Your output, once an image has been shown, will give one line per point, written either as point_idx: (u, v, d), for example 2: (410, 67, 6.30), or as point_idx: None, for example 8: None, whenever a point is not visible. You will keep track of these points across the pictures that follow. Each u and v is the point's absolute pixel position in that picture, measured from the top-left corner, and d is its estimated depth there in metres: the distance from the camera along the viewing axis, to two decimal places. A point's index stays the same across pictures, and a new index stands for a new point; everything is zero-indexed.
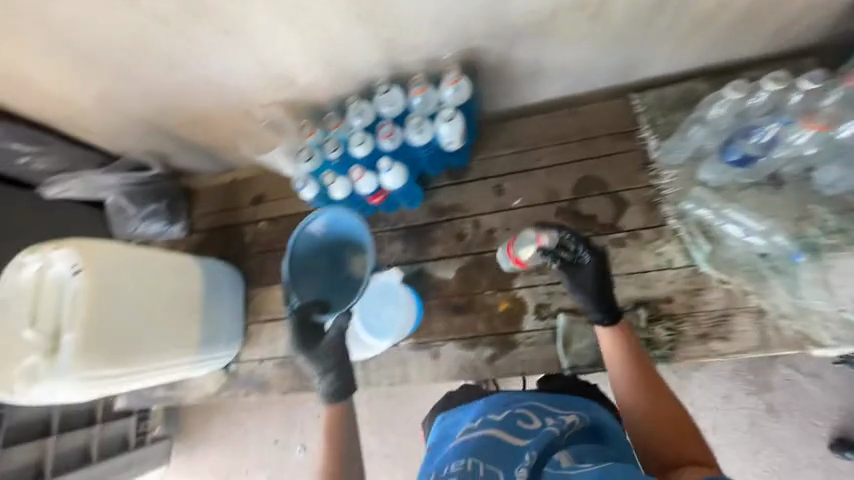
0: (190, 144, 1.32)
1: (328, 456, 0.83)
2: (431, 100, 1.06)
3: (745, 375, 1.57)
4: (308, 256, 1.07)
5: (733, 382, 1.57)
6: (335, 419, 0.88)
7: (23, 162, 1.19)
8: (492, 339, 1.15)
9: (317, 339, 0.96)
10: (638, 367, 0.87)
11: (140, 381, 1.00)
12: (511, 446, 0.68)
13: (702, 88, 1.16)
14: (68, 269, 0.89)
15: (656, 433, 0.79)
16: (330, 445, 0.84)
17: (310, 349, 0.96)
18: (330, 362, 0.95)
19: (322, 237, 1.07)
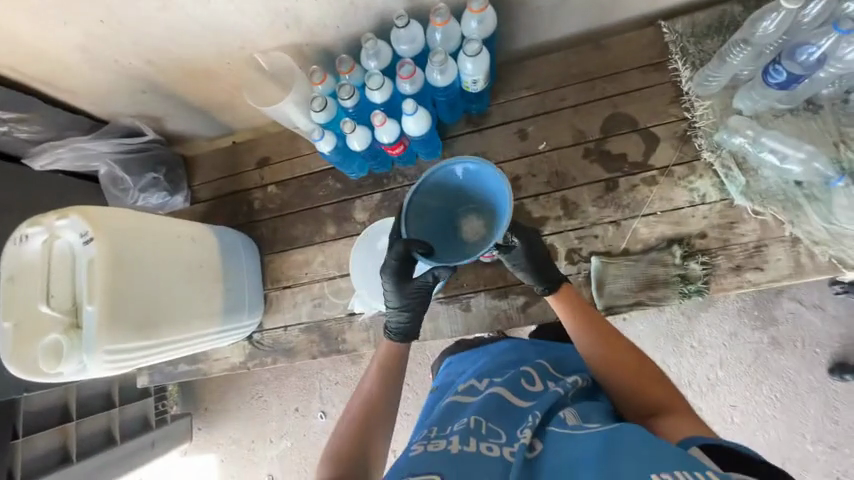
0: (185, 103, 1.21)
1: (384, 383, 0.86)
2: (452, 34, 0.98)
3: (752, 312, 1.60)
4: (439, 194, 0.98)
5: (739, 319, 1.61)
6: (396, 356, 0.92)
7: (3, 131, 1.09)
8: (524, 288, 1.12)
9: (409, 279, 0.94)
10: (590, 328, 0.85)
11: (169, 351, 0.96)
12: (514, 401, 0.71)
13: (736, 12, 1.11)
14: (79, 239, 0.82)
15: (640, 399, 0.75)
16: (390, 375, 0.88)
17: (399, 284, 0.94)
18: (412, 303, 0.95)
19: (459, 180, 0.97)
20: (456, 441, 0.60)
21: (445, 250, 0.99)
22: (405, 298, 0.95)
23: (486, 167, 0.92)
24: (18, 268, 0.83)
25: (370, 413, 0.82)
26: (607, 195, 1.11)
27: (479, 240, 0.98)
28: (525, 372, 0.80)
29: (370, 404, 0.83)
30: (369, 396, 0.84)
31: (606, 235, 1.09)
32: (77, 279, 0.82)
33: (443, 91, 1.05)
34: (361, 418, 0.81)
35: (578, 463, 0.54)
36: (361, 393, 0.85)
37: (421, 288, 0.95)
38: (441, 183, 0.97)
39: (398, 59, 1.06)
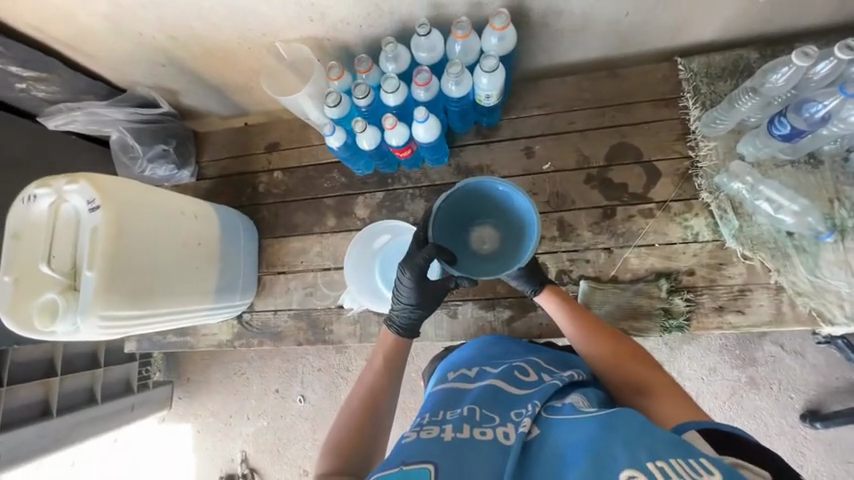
0: (203, 80, 1.23)
1: (385, 376, 0.87)
2: (472, 48, 1.00)
3: (733, 350, 1.64)
4: (466, 202, 0.97)
5: (720, 356, 1.64)
6: (397, 350, 0.93)
7: (22, 87, 1.11)
8: (511, 302, 1.15)
9: (425, 281, 0.96)
10: (583, 324, 0.91)
11: (159, 319, 0.97)
12: (510, 392, 0.71)
13: (752, 58, 1.12)
14: (86, 205, 0.85)
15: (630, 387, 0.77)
16: (390, 368, 0.89)
17: (417, 284, 0.95)
18: (421, 305, 0.97)
19: (488, 193, 0.95)
20: (449, 430, 0.60)
21: (465, 260, 0.97)
22: (418, 298, 0.97)
23: (522, 193, 0.91)
24: (24, 226, 0.86)
25: (371, 406, 0.82)
26: (603, 222, 1.13)
27: (496, 257, 0.97)
28: (518, 366, 0.80)
29: (370, 398, 0.83)
30: (369, 389, 0.85)
31: (597, 261, 1.12)
32: (79, 241, 0.85)
33: (456, 101, 1.07)
34: (361, 410, 0.81)
35: (572, 450, 0.53)
36: (361, 386, 0.86)
37: (435, 293, 0.98)
38: (470, 194, 0.96)
39: (416, 65, 1.07)
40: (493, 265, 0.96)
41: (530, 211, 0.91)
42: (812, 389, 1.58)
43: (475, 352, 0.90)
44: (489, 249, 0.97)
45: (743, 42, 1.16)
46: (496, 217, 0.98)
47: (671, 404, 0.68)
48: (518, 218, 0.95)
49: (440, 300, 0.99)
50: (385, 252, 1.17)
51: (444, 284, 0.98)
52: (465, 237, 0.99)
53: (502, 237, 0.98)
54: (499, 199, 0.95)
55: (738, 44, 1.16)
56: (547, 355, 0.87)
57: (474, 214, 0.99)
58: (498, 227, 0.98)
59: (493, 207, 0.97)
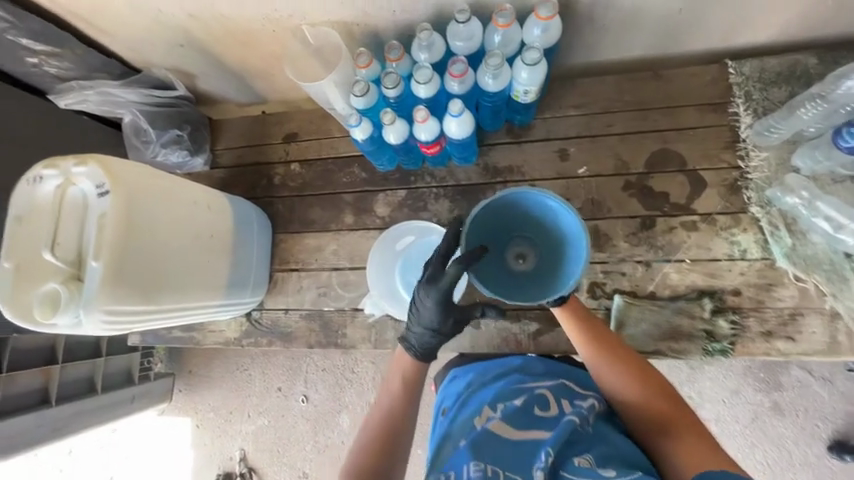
0: (221, 64, 1.17)
1: (399, 402, 0.80)
2: (512, 39, 0.93)
3: (758, 373, 1.55)
4: (505, 213, 0.91)
5: (745, 378, 1.55)
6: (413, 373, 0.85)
7: (33, 62, 1.05)
8: (538, 314, 1.08)
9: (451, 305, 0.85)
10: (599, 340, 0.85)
11: (168, 317, 0.92)
12: (530, 434, 0.70)
13: (811, 64, 1.04)
14: (95, 189, 0.79)
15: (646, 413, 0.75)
16: (404, 393, 0.81)
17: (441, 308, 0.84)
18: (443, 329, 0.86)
19: (531, 207, 0.89)
20: None
21: (498, 276, 0.93)
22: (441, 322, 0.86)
23: (575, 214, 0.85)
24: (27, 208, 0.80)
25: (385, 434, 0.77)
26: (641, 233, 1.05)
27: (530, 277, 0.93)
28: (539, 398, 0.78)
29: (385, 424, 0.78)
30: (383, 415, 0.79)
31: (633, 274, 1.04)
32: (86, 229, 0.79)
33: (491, 96, 1.00)
34: (376, 437, 0.77)
35: None
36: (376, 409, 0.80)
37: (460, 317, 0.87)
38: (510, 204, 0.90)
39: (450, 56, 1.01)
40: (529, 286, 0.92)
41: (581, 235, 0.85)
42: (842, 419, 1.48)
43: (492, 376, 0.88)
44: (526, 268, 0.93)
45: (800, 46, 1.07)
46: (538, 236, 0.93)
47: (692, 447, 0.67)
48: (562, 239, 0.90)
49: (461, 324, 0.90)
50: (411, 253, 1.11)
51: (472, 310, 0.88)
52: (503, 253, 0.95)
53: (543, 257, 0.93)
54: (543, 217, 0.90)
55: (793, 48, 1.08)
56: (566, 380, 0.85)
57: (511, 227, 0.94)
58: (539, 247, 0.94)
59: (536, 225, 0.93)
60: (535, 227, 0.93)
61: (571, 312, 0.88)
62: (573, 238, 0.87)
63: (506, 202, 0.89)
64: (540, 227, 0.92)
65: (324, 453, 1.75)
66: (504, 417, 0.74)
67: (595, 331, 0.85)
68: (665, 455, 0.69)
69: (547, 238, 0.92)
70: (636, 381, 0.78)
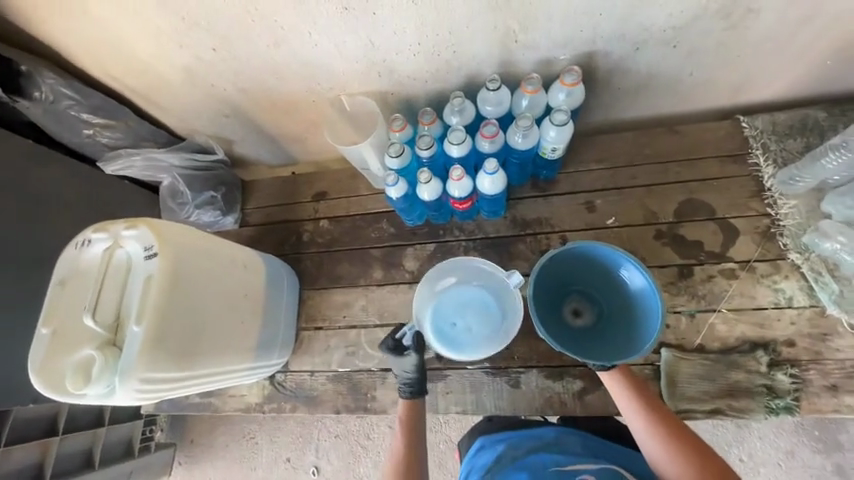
0: (260, 130, 1.24)
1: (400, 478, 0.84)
2: (539, 103, 1.00)
3: (812, 431, 1.43)
4: (568, 270, 0.95)
5: (798, 437, 1.43)
6: (405, 436, 0.90)
7: (88, 134, 1.12)
8: (581, 371, 1.02)
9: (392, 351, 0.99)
10: (652, 412, 0.80)
11: (197, 385, 0.87)
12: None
13: (820, 118, 1.10)
14: (142, 251, 0.79)
15: None
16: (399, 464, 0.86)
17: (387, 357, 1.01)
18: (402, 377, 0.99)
19: (596, 265, 0.93)
20: None
21: (555, 327, 0.95)
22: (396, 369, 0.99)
23: (644, 275, 0.86)
24: (71, 272, 0.80)
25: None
26: (679, 283, 1.04)
27: (587, 333, 0.95)
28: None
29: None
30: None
31: (678, 326, 1.00)
32: (129, 291, 0.79)
33: (520, 153, 1.05)
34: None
35: None
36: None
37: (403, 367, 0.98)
38: (577, 261, 0.93)
39: (480, 118, 1.07)
40: (588, 342, 0.94)
41: (651, 295, 0.85)
42: None
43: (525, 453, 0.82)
44: (585, 324, 0.95)
45: (805, 102, 1.15)
46: (600, 293, 0.96)
47: None
48: (628, 299, 0.91)
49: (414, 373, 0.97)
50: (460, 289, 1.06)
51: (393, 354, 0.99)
52: (564, 305, 0.98)
53: (605, 314, 0.95)
54: (609, 276, 0.92)
55: (798, 104, 1.15)
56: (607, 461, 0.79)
57: (572, 282, 0.97)
58: (601, 304, 0.96)
59: (600, 282, 0.95)
60: (599, 286, 0.96)
61: (621, 378, 0.84)
62: (641, 300, 0.88)
63: (571, 259, 0.93)
64: (603, 285, 0.95)
65: None
66: None
67: (648, 402, 0.81)
68: None
69: (612, 299, 0.94)
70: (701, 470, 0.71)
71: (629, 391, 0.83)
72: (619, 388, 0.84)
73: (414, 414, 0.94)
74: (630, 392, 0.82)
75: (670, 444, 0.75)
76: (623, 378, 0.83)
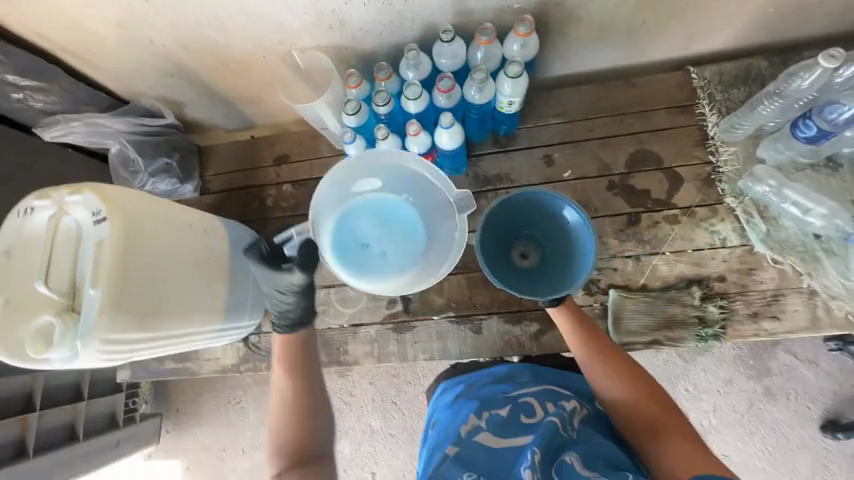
0: (211, 91, 1.18)
1: (293, 414, 0.84)
2: (495, 54, 0.99)
3: (748, 360, 1.60)
4: (517, 216, 0.99)
5: (735, 367, 1.60)
6: (290, 373, 0.89)
7: (18, 98, 1.04)
8: (538, 315, 1.10)
9: (272, 269, 0.96)
10: (592, 340, 0.88)
11: (167, 345, 0.90)
12: (516, 442, 0.72)
13: (763, 66, 1.14)
14: (90, 217, 0.78)
15: (636, 414, 0.78)
16: (287, 401, 0.85)
17: (266, 275, 0.97)
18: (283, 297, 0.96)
19: (543, 211, 0.97)
20: None
21: (504, 269, 0.99)
22: (277, 289, 0.96)
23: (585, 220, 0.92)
24: (17, 242, 0.79)
25: (295, 456, 0.79)
26: (628, 229, 1.11)
27: (532, 274, 1.00)
28: (526, 403, 0.80)
29: (292, 446, 0.80)
30: (280, 434, 0.82)
31: (625, 269, 1.09)
32: (81, 257, 0.78)
33: (477, 108, 1.05)
34: (283, 462, 0.79)
35: None
36: (277, 438, 0.82)
37: (285, 284, 0.95)
38: (526, 208, 0.98)
39: (437, 72, 1.06)
40: (528, 279, 1.00)
41: (589, 238, 0.92)
42: (830, 398, 1.54)
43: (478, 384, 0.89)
44: (531, 266, 1.01)
45: (751, 52, 1.18)
46: (546, 236, 1.00)
47: (681, 450, 0.72)
48: (569, 243, 0.97)
49: (297, 292, 0.95)
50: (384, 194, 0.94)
51: (276, 272, 0.95)
52: (512, 246, 1.03)
53: (548, 256, 1.01)
54: (555, 220, 0.97)
55: (745, 53, 1.19)
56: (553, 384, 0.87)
57: (520, 228, 1.02)
58: (546, 246, 1.01)
59: (546, 227, 1.00)
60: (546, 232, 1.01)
61: (566, 313, 0.92)
62: (579, 241, 0.94)
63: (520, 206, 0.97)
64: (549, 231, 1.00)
65: None
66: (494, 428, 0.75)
67: (588, 332, 0.89)
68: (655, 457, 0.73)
69: (556, 244, 0.99)
70: (630, 383, 0.81)
71: (572, 323, 0.90)
72: (565, 322, 0.91)
73: (298, 340, 0.94)
74: (574, 324, 0.90)
75: (607, 366, 0.84)
76: (567, 312, 0.91)
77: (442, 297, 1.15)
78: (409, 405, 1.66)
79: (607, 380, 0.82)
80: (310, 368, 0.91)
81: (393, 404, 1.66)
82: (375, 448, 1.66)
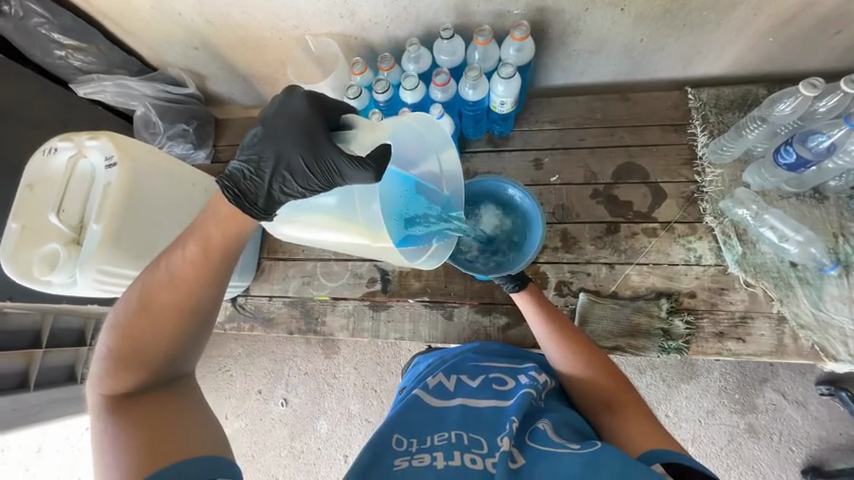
0: (230, 68, 1.28)
1: (166, 322, 0.67)
2: (492, 56, 1.05)
3: (732, 394, 1.51)
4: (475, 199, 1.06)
5: (719, 399, 1.51)
6: (198, 271, 0.67)
7: (60, 55, 1.16)
8: (507, 309, 1.15)
9: (329, 144, 0.65)
10: (552, 321, 0.93)
11: None
12: (487, 410, 0.78)
13: (759, 94, 1.16)
14: (103, 161, 0.89)
15: (590, 390, 0.83)
16: (176, 298, 0.67)
17: (305, 141, 0.64)
18: (299, 177, 0.67)
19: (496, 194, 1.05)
20: (441, 457, 0.68)
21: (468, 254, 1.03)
22: (308, 165, 0.66)
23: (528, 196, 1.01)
24: (38, 177, 0.89)
25: (148, 359, 0.66)
26: (606, 237, 1.13)
27: (496, 258, 1.02)
28: (495, 376, 0.89)
29: (150, 346, 0.66)
30: (144, 327, 0.66)
31: (598, 275, 1.12)
32: (92, 196, 0.89)
33: (471, 105, 1.11)
34: (130, 358, 0.65)
35: (564, 468, 0.62)
36: (139, 325, 0.66)
37: (326, 168, 0.66)
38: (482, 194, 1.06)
39: (436, 67, 1.13)
40: (488, 266, 1.01)
41: (532, 214, 1.01)
42: (814, 443, 1.45)
43: (451, 355, 0.99)
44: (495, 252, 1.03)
45: (751, 79, 1.20)
46: (508, 221, 1.04)
47: (632, 422, 0.75)
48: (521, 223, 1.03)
49: (330, 186, 0.68)
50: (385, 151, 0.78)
51: (326, 149, 0.65)
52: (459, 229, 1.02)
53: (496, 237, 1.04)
54: (508, 201, 1.05)
55: (746, 80, 1.21)
56: (517, 361, 0.96)
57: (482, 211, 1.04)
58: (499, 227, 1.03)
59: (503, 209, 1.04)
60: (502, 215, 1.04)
61: (530, 296, 0.97)
62: (529, 217, 1.02)
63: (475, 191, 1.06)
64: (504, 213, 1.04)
65: (298, 459, 1.71)
66: (461, 394, 0.84)
67: (550, 314, 0.94)
68: (607, 427, 0.77)
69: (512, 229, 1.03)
70: (583, 362, 0.87)
71: (534, 304, 0.96)
72: (529, 308, 0.96)
73: (252, 221, 0.69)
74: (535, 305, 0.96)
75: (566, 348, 0.89)
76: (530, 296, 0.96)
77: (420, 282, 1.20)
78: (388, 393, 1.69)
79: (563, 358, 0.88)
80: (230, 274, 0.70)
81: (373, 391, 1.70)
82: (351, 431, 1.69)
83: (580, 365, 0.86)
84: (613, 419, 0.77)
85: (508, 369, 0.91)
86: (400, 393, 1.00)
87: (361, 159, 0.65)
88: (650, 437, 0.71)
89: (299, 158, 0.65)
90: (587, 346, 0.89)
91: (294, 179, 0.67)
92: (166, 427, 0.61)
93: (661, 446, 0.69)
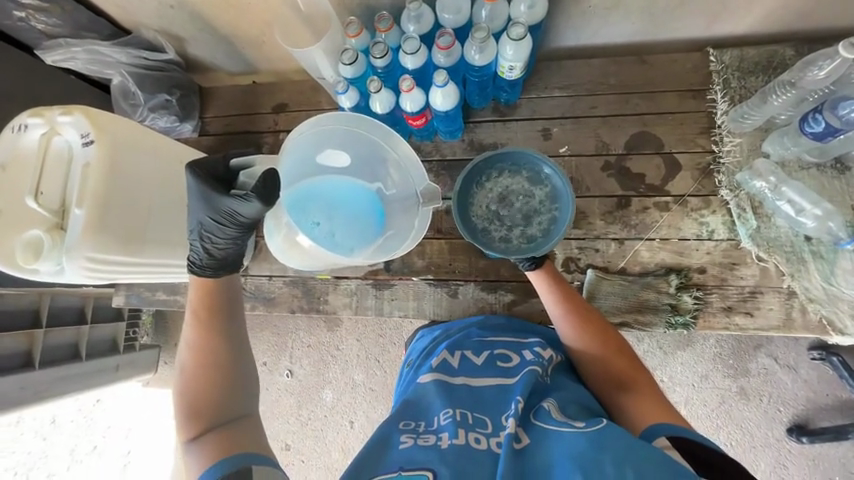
0: (211, 30, 1.16)
1: (211, 367, 0.73)
2: (500, 13, 0.96)
3: (727, 359, 1.54)
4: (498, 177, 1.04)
5: (714, 364, 1.54)
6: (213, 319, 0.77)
7: (21, 16, 1.05)
8: (513, 286, 1.13)
9: (220, 193, 0.79)
10: (567, 299, 0.92)
11: (160, 263, 0.98)
12: (491, 388, 0.78)
13: (786, 55, 1.08)
14: (80, 138, 0.83)
15: (605, 369, 0.82)
16: (206, 351, 0.74)
17: (203, 198, 0.81)
18: (218, 229, 0.82)
19: (519, 169, 1.04)
20: (445, 437, 0.67)
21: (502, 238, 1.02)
22: (216, 220, 0.81)
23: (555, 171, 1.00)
24: (9, 158, 0.83)
25: (208, 401, 0.70)
26: (616, 212, 1.09)
27: (533, 239, 1.01)
28: (500, 352, 0.87)
29: (205, 392, 0.70)
30: (192, 390, 0.71)
31: (607, 251, 1.09)
32: (71, 177, 0.83)
33: (476, 70, 1.02)
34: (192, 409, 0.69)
35: (567, 445, 0.62)
36: (189, 381, 0.72)
37: (227, 214, 0.81)
38: (505, 171, 1.04)
39: (438, 28, 1.03)
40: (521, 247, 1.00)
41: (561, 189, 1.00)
42: (802, 404, 1.50)
43: (455, 332, 0.98)
44: (529, 232, 1.01)
45: (778, 38, 1.11)
46: (536, 197, 1.02)
47: (646, 401, 0.73)
48: (551, 199, 1.02)
49: (242, 225, 0.82)
50: (311, 165, 0.97)
51: (218, 197, 0.79)
52: (487, 231, 1.02)
53: (519, 209, 1.03)
54: (534, 176, 1.03)
55: (774, 39, 1.11)
56: (523, 336, 0.95)
57: (506, 188, 1.03)
58: (514, 202, 1.03)
59: (528, 185, 1.03)
60: (524, 190, 1.03)
61: (545, 275, 0.95)
62: (560, 192, 1.01)
63: (495, 168, 1.04)
64: (526, 188, 1.03)
65: (305, 426, 1.76)
66: (465, 372, 0.83)
67: (566, 294, 0.92)
68: (618, 406, 0.76)
69: (539, 206, 1.02)
70: (598, 342, 0.85)
71: (548, 283, 0.94)
72: (542, 286, 0.94)
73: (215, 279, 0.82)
74: (549, 285, 0.94)
75: (580, 327, 0.88)
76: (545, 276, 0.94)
77: (423, 260, 1.17)
78: (390, 364, 1.71)
79: (577, 337, 0.87)
80: (238, 315, 0.80)
81: (376, 362, 1.72)
82: (356, 399, 1.73)
83: (594, 346, 0.85)
84: (625, 397, 0.76)
85: (514, 343, 0.91)
86: (406, 368, 1.00)
87: (242, 194, 0.77)
88: (666, 415, 0.70)
89: (208, 216, 0.82)
90: (602, 327, 0.88)
91: (217, 232, 0.82)
92: (240, 450, 0.64)
93: (672, 422, 0.68)
